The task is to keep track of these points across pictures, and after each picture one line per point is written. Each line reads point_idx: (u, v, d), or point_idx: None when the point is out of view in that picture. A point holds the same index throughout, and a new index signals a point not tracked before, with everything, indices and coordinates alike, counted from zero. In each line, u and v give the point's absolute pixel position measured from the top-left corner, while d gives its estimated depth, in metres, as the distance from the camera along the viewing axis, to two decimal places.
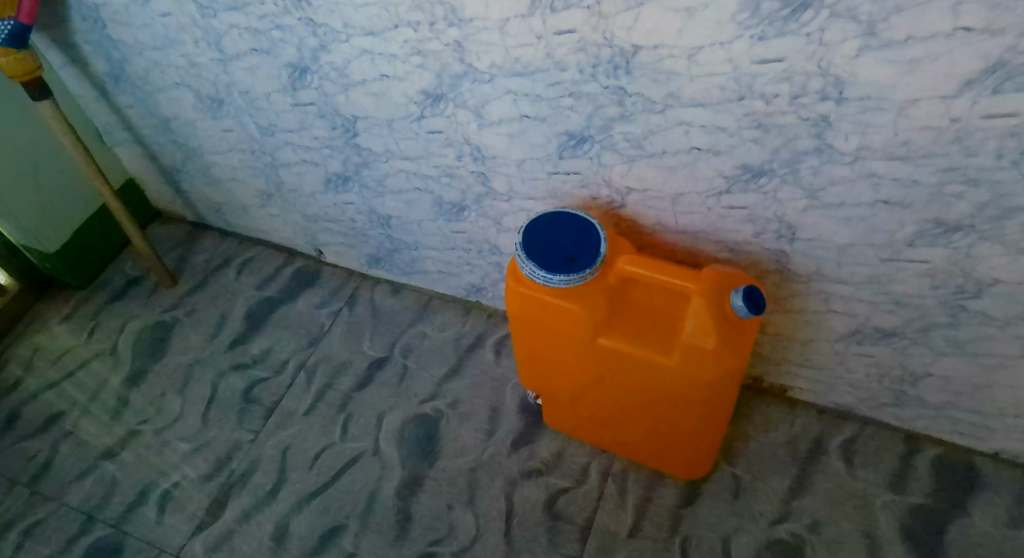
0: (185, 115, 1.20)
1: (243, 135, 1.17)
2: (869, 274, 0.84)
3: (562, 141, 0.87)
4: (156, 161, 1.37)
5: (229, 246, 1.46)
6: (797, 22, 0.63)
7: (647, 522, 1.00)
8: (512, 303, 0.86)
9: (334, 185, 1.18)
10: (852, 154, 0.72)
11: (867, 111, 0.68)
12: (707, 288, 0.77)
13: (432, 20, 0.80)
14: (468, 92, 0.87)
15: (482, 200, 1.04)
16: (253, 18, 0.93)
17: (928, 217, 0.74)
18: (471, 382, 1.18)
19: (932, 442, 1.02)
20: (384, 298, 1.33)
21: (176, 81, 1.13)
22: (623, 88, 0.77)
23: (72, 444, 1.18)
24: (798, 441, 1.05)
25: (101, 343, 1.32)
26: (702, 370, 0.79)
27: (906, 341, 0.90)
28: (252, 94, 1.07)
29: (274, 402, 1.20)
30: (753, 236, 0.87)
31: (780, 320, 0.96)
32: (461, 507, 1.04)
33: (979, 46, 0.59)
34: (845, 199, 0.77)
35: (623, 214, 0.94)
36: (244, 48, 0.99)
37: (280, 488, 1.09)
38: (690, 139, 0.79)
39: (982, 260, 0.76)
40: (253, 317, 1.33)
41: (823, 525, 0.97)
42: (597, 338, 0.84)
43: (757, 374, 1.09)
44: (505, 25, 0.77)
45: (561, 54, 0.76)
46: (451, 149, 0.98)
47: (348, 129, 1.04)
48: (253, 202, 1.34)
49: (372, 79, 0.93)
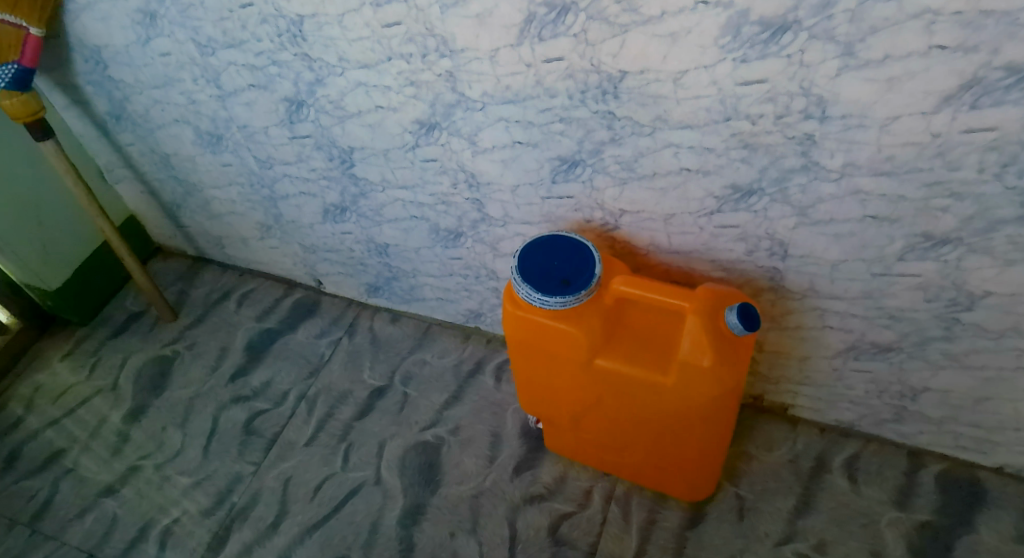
0: (185, 151, 1.22)
1: (243, 168, 1.20)
2: (862, 289, 0.84)
3: (554, 165, 0.90)
4: (156, 197, 1.39)
5: (229, 279, 1.48)
6: (777, 44, 0.65)
7: (651, 546, 0.98)
8: (509, 326, 0.87)
9: (332, 215, 1.21)
10: (838, 171, 0.73)
11: (851, 129, 0.69)
12: (701, 306, 0.78)
13: (424, 51, 0.84)
14: (461, 120, 0.91)
15: (478, 226, 1.07)
16: (250, 54, 0.97)
17: (917, 231, 0.75)
18: (472, 408, 1.17)
19: (935, 457, 1.01)
20: (384, 326, 1.33)
21: (175, 118, 1.16)
22: (612, 113, 0.79)
23: (72, 482, 1.17)
24: (801, 459, 1.04)
25: (102, 380, 1.32)
26: (701, 389, 0.79)
27: (903, 356, 0.90)
28: (251, 128, 1.10)
29: (275, 433, 1.19)
30: (745, 254, 0.88)
31: (776, 337, 0.97)
32: (464, 534, 1.02)
33: (953, 64, 0.61)
34: (834, 215, 0.78)
35: (617, 236, 0.95)
36: (243, 83, 1.03)
37: (281, 522, 1.08)
38: (680, 160, 0.80)
39: (973, 273, 0.77)
40: (253, 349, 1.33)
41: (830, 545, 0.95)
42: (595, 359, 0.84)
43: (757, 393, 1.09)
44: (495, 55, 0.80)
45: (550, 81, 0.79)
46: (446, 176, 1.01)
47: (345, 160, 1.08)
48: (253, 235, 1.36)
49: (367, 110, 0.97)
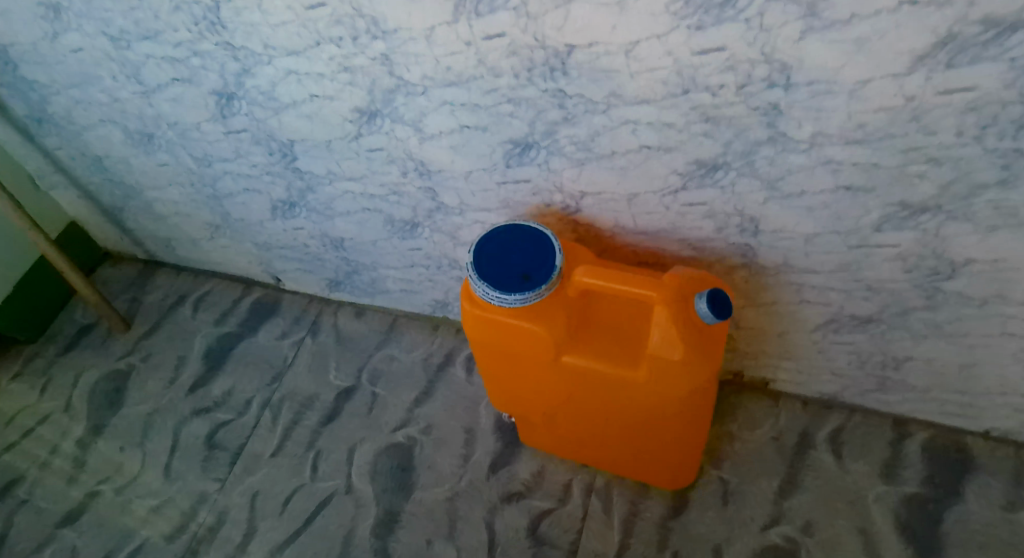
0: (116, 152, 1.14)
1: (181, 167, 1.12)
2: (839, 262, 0.80)
3: (507, 149, 0.83)
4: (95, 202, 1.31)
5: (183, 282, 1.40)
6: (733, 8, 0.59)
7: (634, 539, 0.95)
8: (470, 327, 0.81)
9: (281, 211, 1.14)
10: (807, 141, 0.68)
11: (818, 96, 0.63)
12: (670, 295, 0.73)
13: (355, 33, 0.76)
14: (403, 106, 0.84)
15: (435, 215, 1.00)
16: (168, 46, 0.89)
17: (894, 200, 0.70)
18: (444, 404, 1.12)
19: (921, 425, 0.98)
20: (348, 321, 1.27)
21: (101, 118, 1.07)
22: (562, 90, 0.72)
23: (27, 513, 1.11)
24: (785, 436, 1.00)
25: (55, 400, 1.25)
26: (674, 382, 0.74)
27: (884, 327, 0.86)
28: (182, 125, 1.02)
29: (239, 445, 1.13)
30: (715, 232, 0.83)
31: (752, 313, 0.93)
32: (442, 541, 0.99)
33: (927, 20, 0.55)
34: (805, 187, 0.73)
35: (579, 219, 0.89)
36: (165, 78, 0.95)
37: (250, 541, 1.03)
38: (639, 137, 0.74)
39: (954, 241, 0.72)
40: (213, 356, 1.27)
41: (817, 526, 0.92)
42: (562, 356, 0.79)
43: (737, 369, 1.05)
44: (430, 34, 0.73)
45: (493, 60, 0.72)
46: (394, 166, 0.94)
47: (286, 153, 1.00)
48: (202, 235, 1.29)
49: (302, 100, 0.89)
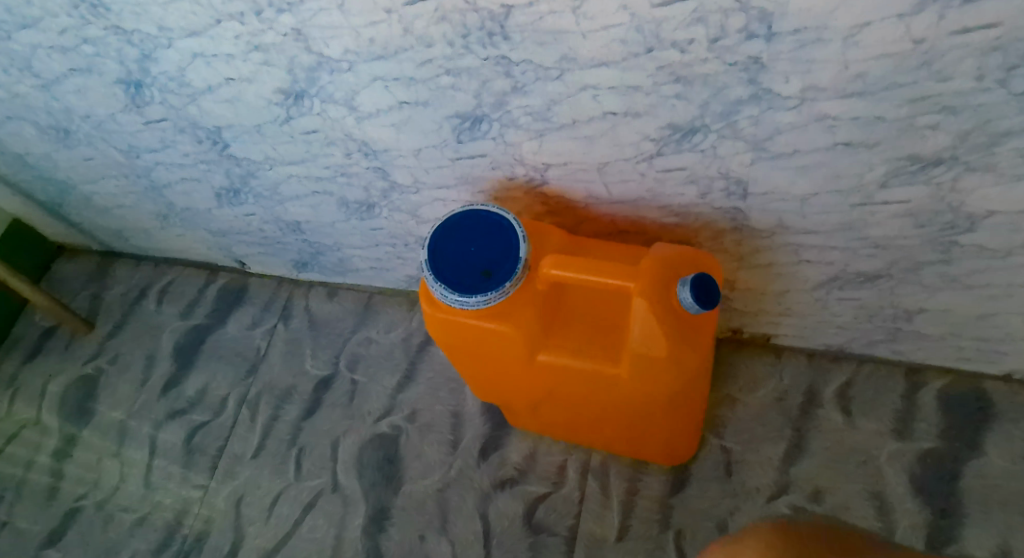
0: (36, 148, 1.03)
1: (109, 160, 1.01)
2: (841, 221, 0.70)
3: (455, 124, 0.72)
4: (32, 199, 1.21)
5: (144, 273, 1.32)
6: None
7: (635, 520, 0.91)
8: (433, 328, 0.73)
9: (227, 198, 1.04)
10: (797, 97, 0.57)
11: (807, 45, 0.52)
12: (649, 284, 0.64)
13: (256, 7, 0.64)
14: (330, 84, 0.72)
15: (390, 195, 0.90)
16: (54, 34, 0.77)
17: (902, 154, 0.60)
18: (427, 388, 1.06)
19: (936, 372, 0.91)
20: (321, 303, 1.20)
21: (8, 115, 0.96)
22: (506, 57, 0.61)
23: (11, 534, 1.09)
24: (789, 396, 0.94)
25: (24, 413, 1.20)
26: (659, 378, 0.67)
27: (893, 282, 0.78)
28: (96, 117, 0.91)
29: (219, 448, 1.09)
30: (699, 197, 0.73)
31: (748, 275, 0.84)
32: (435, 535, 0.95)
33: None
34: (798, 146, 0.62)
35: (548, 191, 0.79)
36: (62, 68, 0.83)
37: (239, 548, 1.00)
38: (601, 103, 0.63)
39: (973, 193, 0.62)
40: (183, 353, 1.20)
41: (826, 492, 0.88)
42: (537, 354, 0.71)
43: (735, 327, 0.97)
44: (343, 3, 0.61)
45: (420, 28, 0.61)
46: (336, 147, 0.83)
47: (217, 140, 0.89)
48: (152, 225, 1.19)
49: (217, 84, 0.78)
